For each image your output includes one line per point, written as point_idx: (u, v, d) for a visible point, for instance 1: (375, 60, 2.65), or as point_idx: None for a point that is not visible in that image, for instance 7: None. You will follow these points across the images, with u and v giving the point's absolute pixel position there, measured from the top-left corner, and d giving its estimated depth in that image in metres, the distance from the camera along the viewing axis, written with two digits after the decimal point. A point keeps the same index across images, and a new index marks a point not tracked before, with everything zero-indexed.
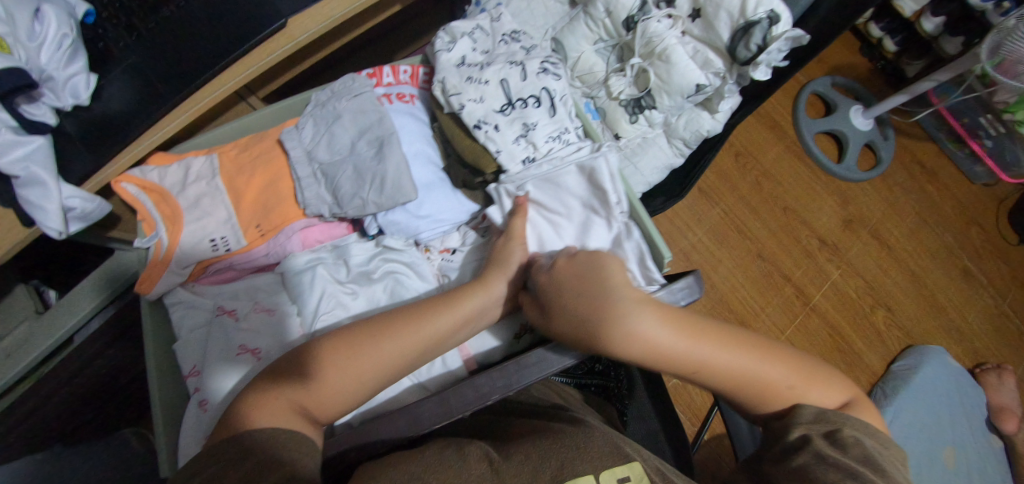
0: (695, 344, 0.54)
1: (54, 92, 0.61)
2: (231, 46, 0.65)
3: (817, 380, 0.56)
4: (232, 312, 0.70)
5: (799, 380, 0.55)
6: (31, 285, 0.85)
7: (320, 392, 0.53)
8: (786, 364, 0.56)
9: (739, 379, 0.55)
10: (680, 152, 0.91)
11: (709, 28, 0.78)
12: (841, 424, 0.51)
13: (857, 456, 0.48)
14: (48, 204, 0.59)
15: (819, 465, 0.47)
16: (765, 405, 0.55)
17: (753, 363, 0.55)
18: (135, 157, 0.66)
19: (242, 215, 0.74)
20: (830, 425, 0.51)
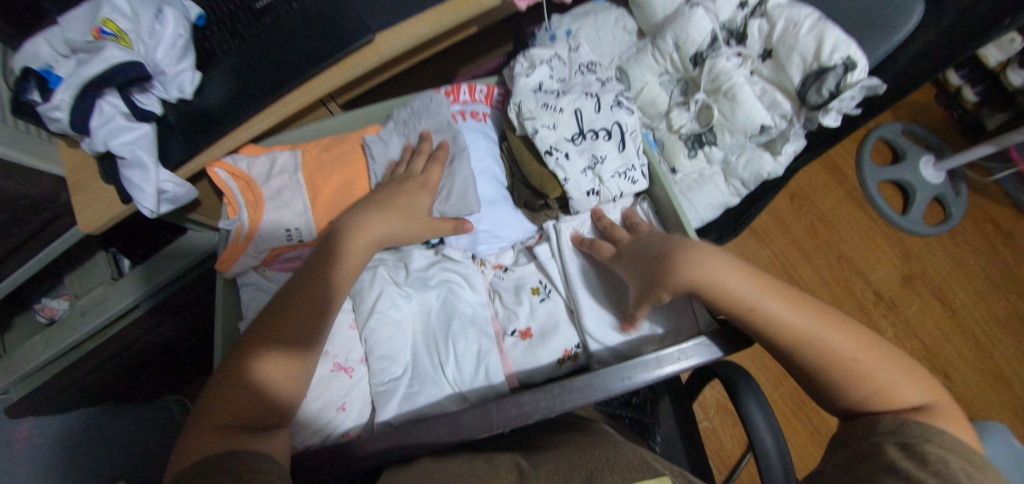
0: (762, 291, 0.56)
1: (164, 86, 0.67)
2: (323, 56, 0.70)
3: (892, 362, 0.54)
4: None
5: (868, 357, 0.53)
6: (110, 253, 0.91)
7: (274, 367, 0.56)
8: (858, 339, 0.54)
9: (800, 338, 0.54)
10: (737, 192, 0.90)
11: (780, 70, 0.79)
12: (919, 439, 0.47)
13: (934, 470, 0.45)
14: (147, 185, 0.65)
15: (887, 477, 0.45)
16: (827, 375, 0.53)
17: (817, 327, 0.54)
18: (229, 147, 0.71)
19: (317, 211, 0.78)
20: (908, 440, 0.47)
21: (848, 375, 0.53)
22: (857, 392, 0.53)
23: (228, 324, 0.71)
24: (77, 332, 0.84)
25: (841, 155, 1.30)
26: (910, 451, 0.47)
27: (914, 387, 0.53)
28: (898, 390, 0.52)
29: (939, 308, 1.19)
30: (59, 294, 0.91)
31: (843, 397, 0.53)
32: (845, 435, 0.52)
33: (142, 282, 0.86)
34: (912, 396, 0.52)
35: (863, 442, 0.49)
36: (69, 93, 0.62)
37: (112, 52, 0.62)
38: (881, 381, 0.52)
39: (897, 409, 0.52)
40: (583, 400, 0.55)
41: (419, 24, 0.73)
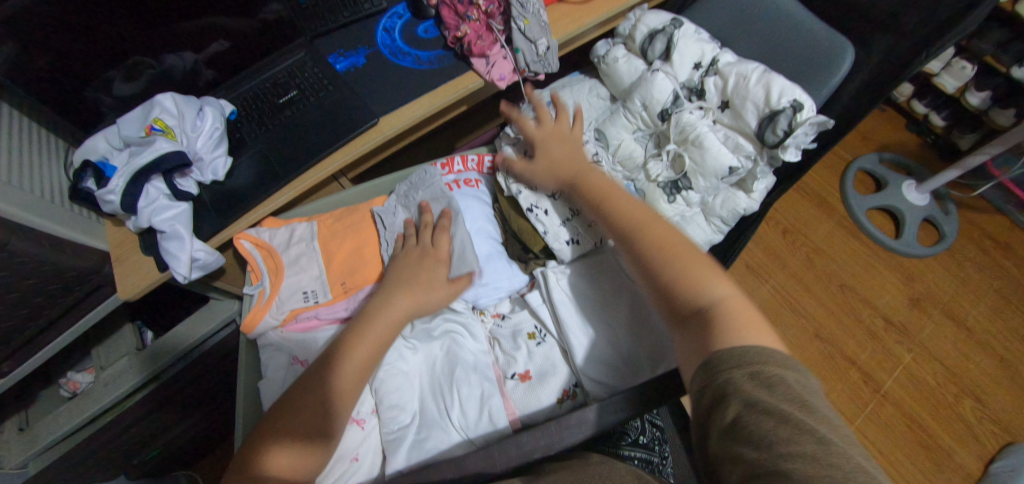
0: (611, 195, 0.75)
1: (201, 170, 0.79)
2: (338, 135, 0.83)
3: (722, 281, 0.62)
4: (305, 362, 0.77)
5: (702, 269, 0.63)
6: (136, 325, 1.00)
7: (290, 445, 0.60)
8: (696, 256, 0.65)
9: (637, 229, 0.70)
10: (719, 229, 0.96)
11: (738, 117, 0.88)
12: (765, 362, 0.50)
13: (783, 394, 0.47)
14: (181, 254, 0.75)
15: (751, 414, 0.46)
16: (653, 256, 0.66)
17: (658, 229, 0.69)
18: (248, 222, 0.81)
19: (331, 274, 0.85)
20: (757, 365, 0.49)
21: (680, 270, 0.63)
22: (677, 284, 0.62)
23: (248, 381, 0.76)
24: (92, 406, 0.87)
25: (826, 190, 1.36)
26: (758, 378, 0.49)
27: (717, 281, 0.61)
28: (704, 289, 0.61)
29: (953, 329, 1.19)
30: (85, 366, 0.98)
31: (665, 278, 0.64)
32: (695, 373, 0.54)
33: (143, 367, 0.89)
34: (717, 289, 0.60)
35: (710, 384, 0.51)
36: (123, 180, 0.73)
37: (161, 144, 0.75)
38: (685, 270, 0.62)
39: (702, 302, 0.59)
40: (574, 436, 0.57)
41: (417, 106, 0.85)
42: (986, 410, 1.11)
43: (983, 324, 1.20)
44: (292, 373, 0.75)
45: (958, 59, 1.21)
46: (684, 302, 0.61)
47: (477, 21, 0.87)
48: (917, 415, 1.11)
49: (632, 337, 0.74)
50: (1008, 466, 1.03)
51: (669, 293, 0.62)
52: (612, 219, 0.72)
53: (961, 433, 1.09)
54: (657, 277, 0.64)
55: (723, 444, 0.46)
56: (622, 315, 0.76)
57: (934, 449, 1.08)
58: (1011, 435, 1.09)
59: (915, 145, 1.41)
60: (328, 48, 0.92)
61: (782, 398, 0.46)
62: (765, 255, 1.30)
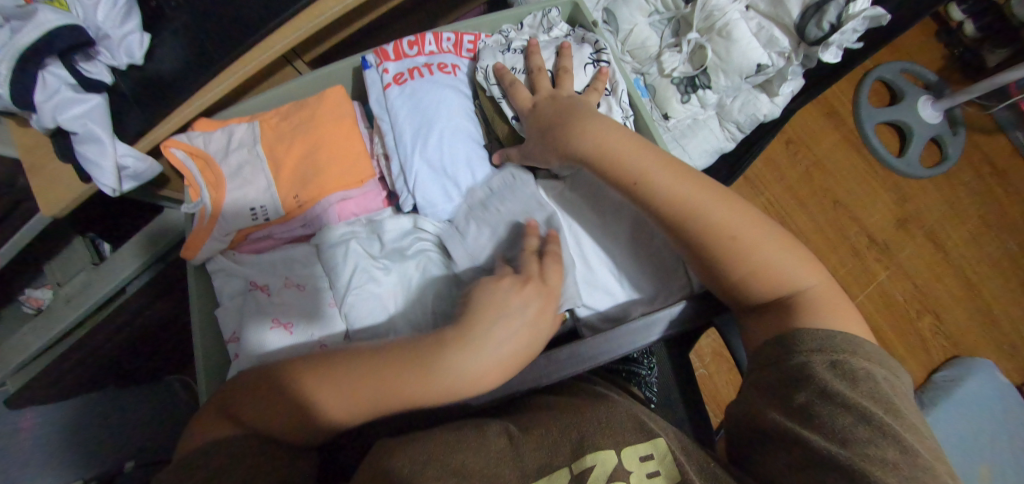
0: (649, 164, 0.58)
1: (110, 51, 0.62)
2: (283, 9, 0.64)
3: (799, 259, 0.56)
4: (264, 287, 0.68)
5: (772, 247, 0.55)
6: (87, 238, 0.87)
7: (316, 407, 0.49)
8: (761, 238, 0.55)
9: (693, 214, 0.56)
10: (732, 136, 0.87)
11: (778, 2, 0.73)
12: (848, 353, 0.48)
13: (865, 390, 0.46)
14: (104, 161, 0.61)
15: (823, 405, 0.46)
16: (711, 249, 0.55)
17: (714, 208, 0.56)
18: (181, 119, 0.66)
19: (281, 185, 0.71)
20: (837, 356, 0.48)
21: (746, 260, 0.54)
22: (749, 278, 0.54)
23: (205, 310, 0.68)
24: (56, 326, 0.78)
25: (837, 95, 1.26)
26: (839, 369, 0.47)
27: (798, 269, 0.55)
28: (780, 277, 0.54)
29: (932, 250, 1.20)
30: (42, 282, 0.88)
31: (729, 277, 0.54)
32: (763, 354, 0.52)
33: (130, 259, 0.80)
34: (799, 278, 0.55)
35: (780, 371, 0.49)
36: (5, 64, 0.56)
37: (46, 16, 0.57)
38: (762, 264, 0.54)
39: (782, 292, 0.54)
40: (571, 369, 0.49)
41: None
42: (942, 326, 1.17)
43: (961, 247, 1.20)
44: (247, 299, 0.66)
45: None
46: (753, 295, 0.54)
47: None
48: (881, 330, 1.16)
49: (635, 264, 0.69)
50: (950, 376, 1.11)
51: (736, 287, 0.54)
52: (651, 194, 0.57)
53: (915, 346, 1.16)
54: (717, 272, 0.55)
55: (778, 424, 0.48)
56: (623, 230, 0.69)
57: (889, 361, 1.15)
58: (958, 349, 1.16)
59: (940, 56, 1.28)
60: None
61: (864, 394, 0.46)
62: (764, 164, 1.23)
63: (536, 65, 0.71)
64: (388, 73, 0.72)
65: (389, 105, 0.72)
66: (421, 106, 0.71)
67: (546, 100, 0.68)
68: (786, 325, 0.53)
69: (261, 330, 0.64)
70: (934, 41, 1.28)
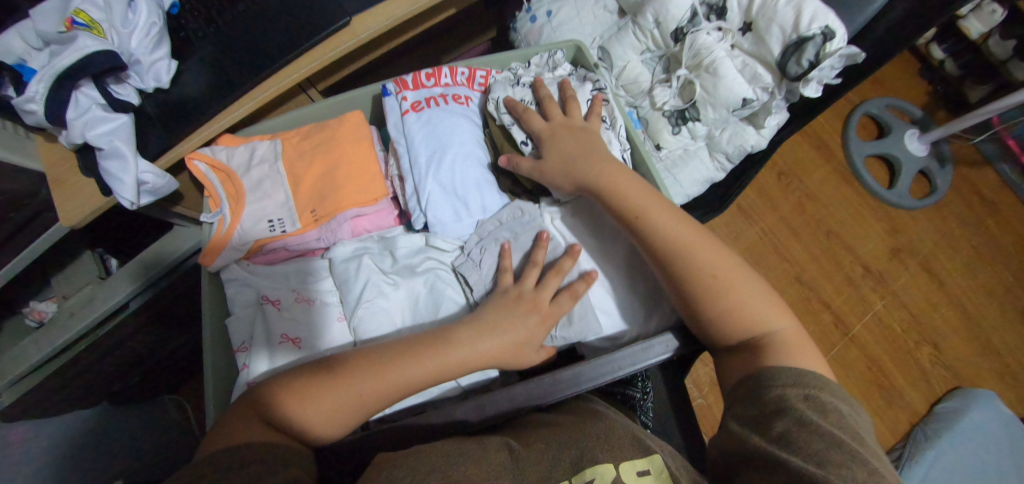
0: (650, 203, 0.64)
1: (140, 75, 0.67)
2: (302, 39, 0.70)
3: (775, 310, 0.59)
4: (276, 301, 0.70)
5: (750, 294, 0.59)
6: (96, 253, 0.91)
7: (317, 400, 0.54)
8: (744, 283, 0.60)
9: (683, 249, 0.61)
10: (722, 166, 0.91)
11: (760, 42, 0.78)
12: (819, 389, 0.50)
13: (837, 422, 0.48)
14: (125, 175, 0.65)
15: (801, 433, 0.47)
16: (696, 283, 0.59)
17: (703, 249, 0.61)
18: (205, 137, 0.71)
19: (299, 199, 0.75)
20: (810, 391, 0.50)
21: (727, 296, 0.58)
22: (725, 319, 0.57)
23: (215, 316, 0.70)
24: (62, 335, 0.80)
25: (827, 130, 1.31)
26: (812, 402, 0.50)
27: (772, 315, 0.58)
28: (756, 318, 0.58)
29: (927, 280, 1.21)
30: (48, 295, 0.91)
31: (710, 310, 0.57)
32: (740, 387, 0.54)
33: (135, 277, 0.83)
34: (771, 323, 0.58)
35: (757, 402, 0.51)
36: (43, 84, 0.61)
37: (84, 42, 0.62)
38: (740, 304, 0.58)
39: (754, 334, 0.57)
40: (570, 391, 0.53)
41: (395, 5, 0.73)
42: (941, 356, 1.17)
43: (956, 278, 1.22)
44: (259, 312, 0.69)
45: (990, 1, 1.14)
46: (728, 336, 0.57)
47: None
48: (880, 360, 1.16)
49: (628, 284, 0.71)
50: (952, 407, 1.10)
51: (711, 326, 0.57)
52: (647, 232, 0.62)
53: (915, 376, 1.16)
54: (698, 310, 0.58)
55: (761, 448, 0.48)
56: (619, 255, 0.72)
57: (890, 392, 1.14)
58: (959, 380, 1.16)
59: (925, 93, 1.34)
60: None
61: (835, 424, 0.47)
62: (757, 195, 1.26)
63: (542, 97, 0.75)
64: (406, 100, 0.76)
65: (405, 130, 0.75)
66: (436, 131, 0.75)
67: (559, 125, 0.72)
68: (760, 364, 0.55)
69: (272, 340, 0.67)
70: (918, 79, 1.35)
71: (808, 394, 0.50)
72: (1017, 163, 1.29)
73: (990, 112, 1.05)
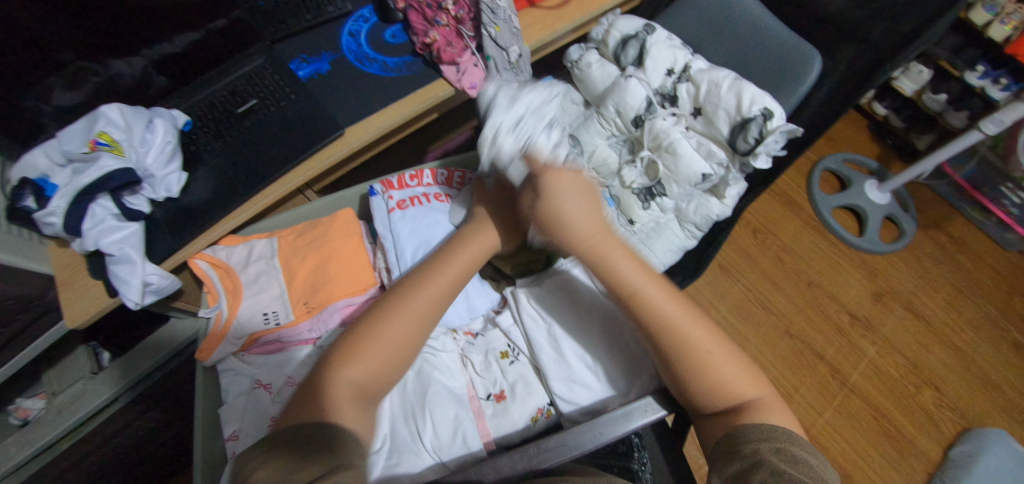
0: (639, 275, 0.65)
1: (153, 187, 0.74)
2: (304, 147, 0.79)
3: (759, 383, 0.61)
4: (267, 386, 0.73)
5: (738, 368, 0.61)
6: (91, 347, 0.95)
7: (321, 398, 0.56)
8: (732, 361, 0.61)
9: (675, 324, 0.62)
10: (692, 235, 0.96)
11: (711, 124, 0.89)
12: (788, 443, 0.52)
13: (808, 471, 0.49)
14: (133, 278, 0.70)
15: (777, 482, 0.48)
16: (687, 352, 0.60)
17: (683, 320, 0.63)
18: (210, 239, 0.77)
19: (293, 293, 0.80)
20: (780, 444, 0.51)
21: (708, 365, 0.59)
22: (707, 390, 0.59)
23: (207, 408, 0.71)
24: (49, 432, 0.84)
25: (793, 189, 1.39)
26: (784, 455, 0.50)
27: (754, 386, 0.60)
28: (736, 390, 0.59)
29: (913, 321, 1.24)
30: (36, 392, 0.92)
31: (699, 382, 0.59)
32: (716, 448, 0.55)
33: (121, 375, 0.89)
34: (746, 393, 0.59)
35: (735, 457, 0.52)
36: (64, 200, 0.68)
37: (107, 162, 0.69)
38: (725, 379, 0.59)
39: (733, 401, 0.59)
40: (556, 459, 0.53)
41: (384, 116, 0.82)
42: (944, 397, 1.17)
43: (940, 315, 1.25)
44: (252, 398, 0.71)
45: (917, 63, 1.28)
46: (709, 404, 0.59)
47: (445, 27, 0.84)
48: (881, 406, 1.16)
49: (608, 353, 0.72)
50: (966, 451, 1.10)
51: (696, 397, 0.59)
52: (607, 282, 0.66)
53: (921, 420, 1.15)
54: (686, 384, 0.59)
55: None
56: (596, 334, 0.74)
57: (897, 437, 1.13)
58: (967, 420, 1.15)
59: (877, 146, 1.46)
60: (289, 53, 0.87)
61: (807, 475, 0.48)
62: (736, 253, 1.32)
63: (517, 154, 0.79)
64: (392, 199, 0.83)
65: (392, 226, 0.82)
66: (421, 226, 0.82)
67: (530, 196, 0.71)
68: (736, 422, 0.57)
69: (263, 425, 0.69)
70: (866, 133, 1.47)
71: (778, 448, 0.51)
72: (974, 201, 1.35)
73: (945, 155, 1.12)
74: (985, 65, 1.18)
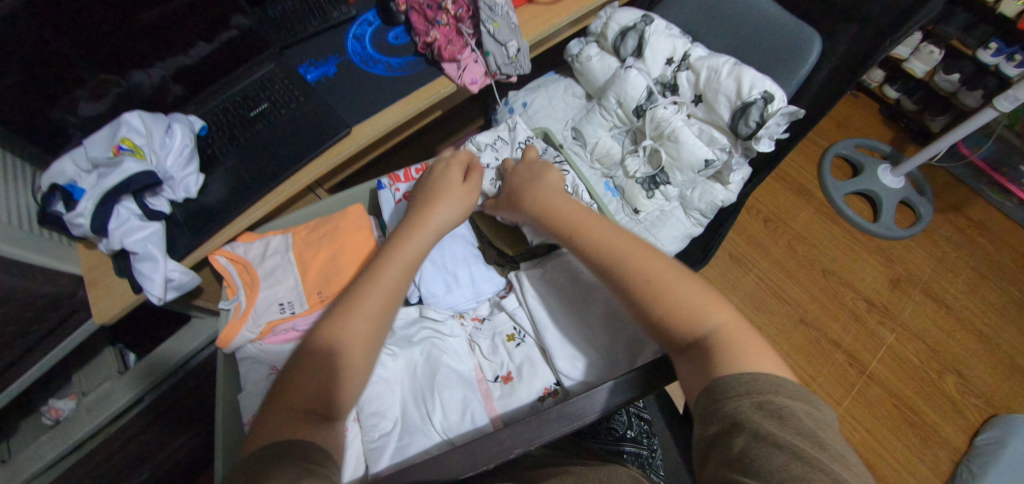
0: (584, 228, 0.68)
1: (172, 188, 0.78)
2: (312, 146, 0.82)
3: (717, 306, 0.58)
4: None
5: (696, 297, 0.58)
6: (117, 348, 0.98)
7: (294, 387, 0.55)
8: (687, 289, 0.59)
9: (609, 258, 0.64)
10: (698, 221, 0.97)
11: (712, 110, 0.89)
12: (772, 393, 0.49)
13: (796, 428, 0.46)
14: (156, 274, 0.74)
15: (760, 445, 0.45)
16: (625, 291, 0.61)
17: (624, 255, 0.63)
18: (228, 236, 0.81)
19: (307, 283, 0.83)
20: (763, 397, 0.49)
21: (648, 294, 0.59)
22: (664, 320, 0.58)
23: (228, 395, 0.75)
24: (77, 432, 0.87)
25: (805, 177, 1.38)
26: (767, 409, 0.48)
27: (711, 312, 0.57)
28: (695, 317, 0.57)
29: (933, 307, 1.21)
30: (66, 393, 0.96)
31: (653, 315, 0.58)
32: (695, 396, 0.53)
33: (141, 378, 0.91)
34: (709, 318, 0.57)
35: (714, 418, 0.50)
36: (92, 202, 0.72)
37: (129, 165, 0.73)
38: (678, 305, 0.58)
39: (693, 333, 0.56)
40: (560, 431, 0.52)
41: (388, 114, 0.85)
42: (967, 384, 1.14)
43: (962, 300, 1.22)
44: None
45: (926, 44, 1.25)
46: (673, 336, 0.57)
47: (445, 26, 0.87)
48: (902, 394, 1.13)
49: (612, 335, 0.72)
50: (992, 438, 1.05)
51: (657, 328, 0.58)
52: (553, 225, 0.70)
53: (945, 407, 1.12)
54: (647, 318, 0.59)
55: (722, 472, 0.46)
56: (597, 312, 0.74)
57: (919, 426, 1.11)
58: (993, 406, 1.11)
59: (890, 130, 1.43)
60: (297, 59, 0.91)
61: (792, 431, 0.46)
62: (747, 243, 1.31)
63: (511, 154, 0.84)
64: (399, 191, 0.85)
65: (400, 217, 0.84)
66: None
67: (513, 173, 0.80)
68: (708, 366, 0.53)
69: None
70: (879, 118, 1.45)
71: (761, 401, 0.49)
72: (995, 183, 1.31)
73: (958, 137, 1.10)
74: (998, 43, 1.15)
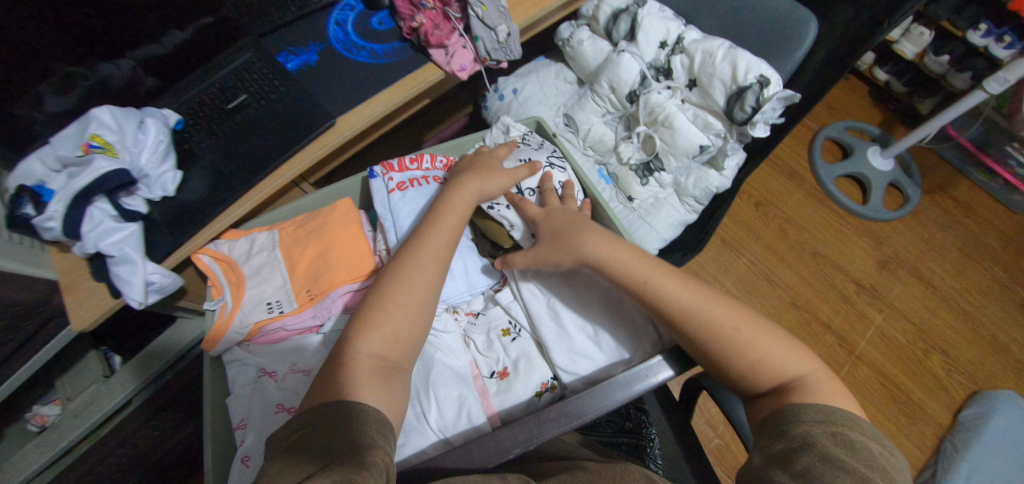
0: (653, 272, 0.64)
1: (149, 187, 0.74)
2: (296, 140, 0.79)
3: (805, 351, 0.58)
4: (272, 373, 0.75)
5: (778, 340, 0.58)
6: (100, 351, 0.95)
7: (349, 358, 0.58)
8: (768, 334, 0.59)
9: (686, 310, 0.61)
10: (693, 208, 0.96)
11: (706, 95, 0.87)
12: (845, 426, 0.50)
13: (867, 460, 0.47)
14: (134, 278, 0.70)
15: (825, 468, 0.46)
16: (705, 341, 0.59)
17: (701, 303, 0.61)
18: (210, 235, 0.77)
19: (296, 281, 0.80)
20: (837, 428, 0.50)
21: (733, 347, 0.58)
22: (751, 370, 0.57)
23: (216, 399, 0.73)
24: (65, 438, 0.85)
25: (795, 159, 1.37)
26: (840, 439, 0.49)
27: (800, 358, 0.57)
28: (785, 364, 0.57)
29: (920, 287, 1.23)
30: (50, 398, 0.92)
31: (734, 364, 0.58)
32: (763, 423, 0.54)
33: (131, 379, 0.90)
34: (799, 366, 0.57)
35: (783, 436, 0.51)
36: (62, 204, 0.68)
37: (100, 163, 0.69)
38: (766, 355, 0.57)
39: (782, 379, 0.56)
40: (563, 428, 0.51)
41: (375, 104, 0.82)
42: (953, 362, 1.16)
43: (948, 280, 1.24)
44: (259, 385, 0.73)
45: (918, 25, 1.25)
46: (755, 385, 0.57)
47: (432, 10, 0.84)
48: (890, 373, 1.16)
49: (613, 329, 0.72)
50: (976, 414, 1.08)
51: (742, 379, 0.57)
52: (624, 274, 0.65)
53: (932, 386, 1.14)
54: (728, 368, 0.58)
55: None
56: (598, 309, 0.73)
57: (907, 404, 1.13)
58: (977, 383, 1.14)
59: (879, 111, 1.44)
60: (276, 47, 0.87)
61: (861, 461, 0.47)
62: (738, 227, 1.31)
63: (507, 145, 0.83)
64: (392, 181, 0.82)
65: (392, 208, 0.81)
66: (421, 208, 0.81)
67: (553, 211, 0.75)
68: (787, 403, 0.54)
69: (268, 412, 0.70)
70: (867, 99, 1.45)
71: (834, 431, 0.50)
72: (981, 163, 1.33)
73: (948, 117, 1.10)
74: (988, 24, 1.14)
